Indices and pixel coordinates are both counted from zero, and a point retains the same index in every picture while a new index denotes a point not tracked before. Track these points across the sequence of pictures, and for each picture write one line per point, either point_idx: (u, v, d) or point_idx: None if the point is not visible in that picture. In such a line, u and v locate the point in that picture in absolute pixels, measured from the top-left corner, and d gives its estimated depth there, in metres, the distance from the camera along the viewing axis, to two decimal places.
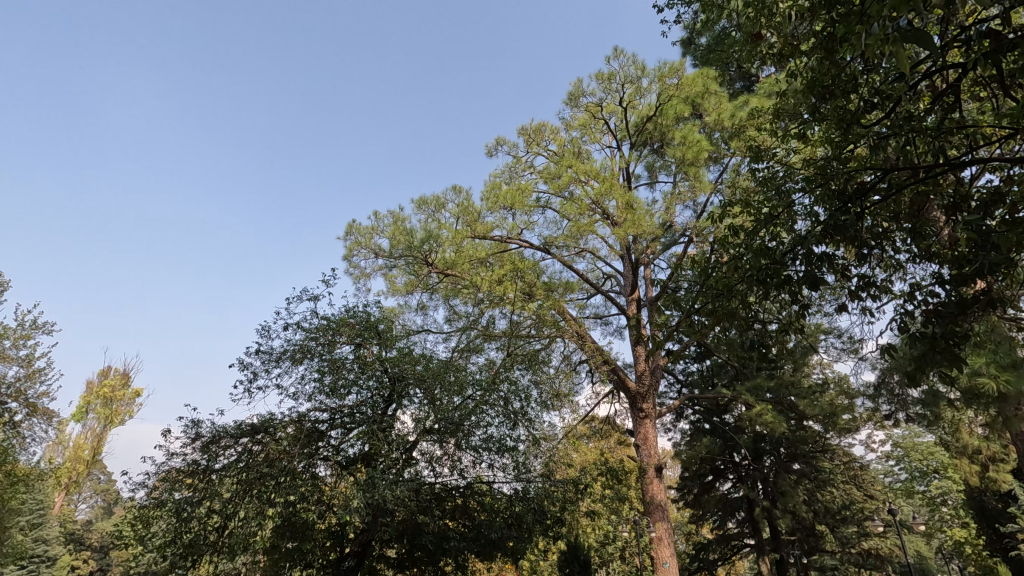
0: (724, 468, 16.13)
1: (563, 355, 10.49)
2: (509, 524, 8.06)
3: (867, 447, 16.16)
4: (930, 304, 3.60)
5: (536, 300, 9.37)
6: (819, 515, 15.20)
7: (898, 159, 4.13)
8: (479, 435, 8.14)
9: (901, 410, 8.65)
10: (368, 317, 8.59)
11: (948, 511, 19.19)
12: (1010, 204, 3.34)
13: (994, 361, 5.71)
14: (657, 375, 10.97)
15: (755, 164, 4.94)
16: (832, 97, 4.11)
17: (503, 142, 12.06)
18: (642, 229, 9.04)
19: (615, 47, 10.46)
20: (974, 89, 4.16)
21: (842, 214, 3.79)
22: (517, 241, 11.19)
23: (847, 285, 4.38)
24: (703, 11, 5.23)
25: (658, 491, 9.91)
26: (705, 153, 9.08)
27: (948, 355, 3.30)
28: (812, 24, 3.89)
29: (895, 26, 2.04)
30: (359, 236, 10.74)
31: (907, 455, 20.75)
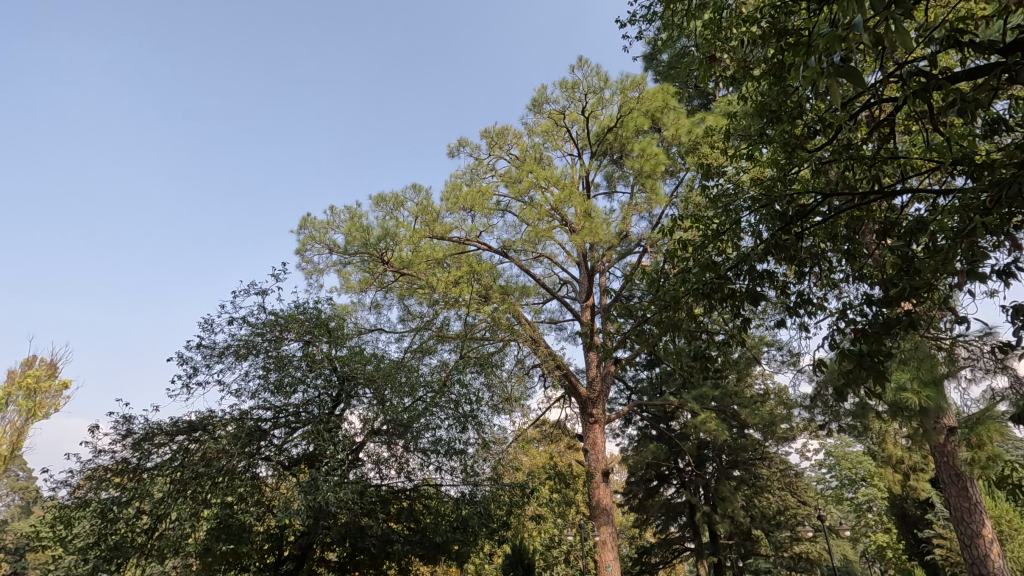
0: (668, 474, 16.63)
1: (517, 359, 10.53)
2: (454, 527, 7.90)
3: (802, 455, 16.90)
4: (859, 323, 3.82)
5: (491, 303, 9.31)
6: (756, 520, 15.77)
7: (837, 184, 4.36)
8: (428, 437, 8.05)
9: (834, 421, 9.10)
10: (318, 314, 8.36)
11: (873, 516, 20.27)
12: (932, 232, 3.58)
13: (917, 377, 6.16)
14: (608, 381, 11.05)
15: (707, 181, 5.10)
16: (779, 121, 4.30)
17: (465, 143, 12.07)
18: (599, 237, 9.20)
19: (579, 57, 10.65)
20: (908, 123, 4.43)
21: (783, 234, 4.00)
22: (475, 243, 11.17)
23: (786, 301, 4.59)
24: (664, 29, 5.37)
25: (605, 495, 10.06)
26: (662, 166, 9.31)
27: (874, 373, 3.50)
28: (764, 50, 4.05)
29: (829, 62, 2.12)
30: (314, 231, 10.49)
31: (838, 463, 21.83)
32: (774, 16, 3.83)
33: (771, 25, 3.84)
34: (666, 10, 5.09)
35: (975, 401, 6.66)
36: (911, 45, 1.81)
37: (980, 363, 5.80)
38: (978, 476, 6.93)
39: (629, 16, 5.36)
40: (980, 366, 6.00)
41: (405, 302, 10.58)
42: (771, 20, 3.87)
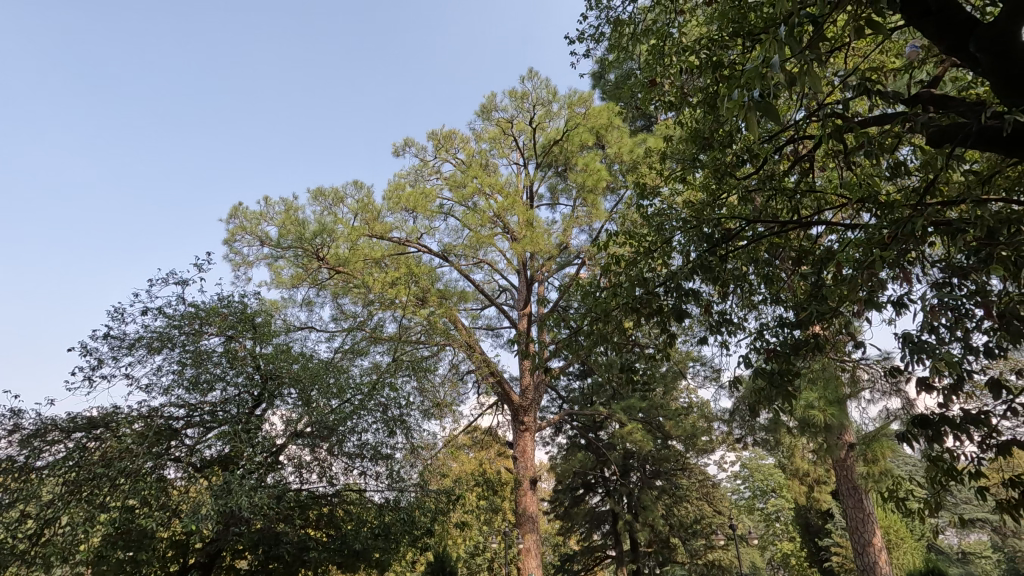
0: (594, 482, 17.00)
1: (451, 364, 10.47)
2: (375, 535, 7.66)
3: (720, 467, 17.72)
4: (771, 343, 4.08)
5: (428, 307, 9.18)
6: (674, 528, 16.35)
7: (761, 212, 4.64)
8: (353, 441, 7.83)
9: (749, 434, 9.62)
10: (244, 309, 7.95)
11: (780, 526, 21.56)
12: (839, 262, 3.88)
13: (823, 396, 6.66)
14: (541, 390, 11.20)
15: (643, 200, 5.28)
16: (710, 148, 4.53)
17: (411, 143, 11.95)
18: (539, 247, 9.32)
19: (529, 69, 10.80)
20: (825, 161, 4.78)
21: (710, 255, 4.22)
22: (415, 245, 11.02)
23: (709, 319, 4.82)
24: (611, 50, 5.54)
25: (531, 503, 10.12)
26: (603, 182, 9.48)
27: (783, 391, 3.74)
28: (702, 79, 4.26)
29: (749, 96, 2.17)
30: (245, 221, 10.00)
31: (752, 475, 23.05)
32: (710, 49, 4.03)
33: (708, 56, 4.04)
34: (613, 31, 5.26)
35: (873, 420, 7.23)
36: (822, 89, 1.92)
37: (878, 384, 6.31)
38: (871, 489, 7.53)
39: (578, 34, 5.49)
40: (877, 388, 6.52)
41: (339, 301, 10.30)
42: (708, 52, 4.08)
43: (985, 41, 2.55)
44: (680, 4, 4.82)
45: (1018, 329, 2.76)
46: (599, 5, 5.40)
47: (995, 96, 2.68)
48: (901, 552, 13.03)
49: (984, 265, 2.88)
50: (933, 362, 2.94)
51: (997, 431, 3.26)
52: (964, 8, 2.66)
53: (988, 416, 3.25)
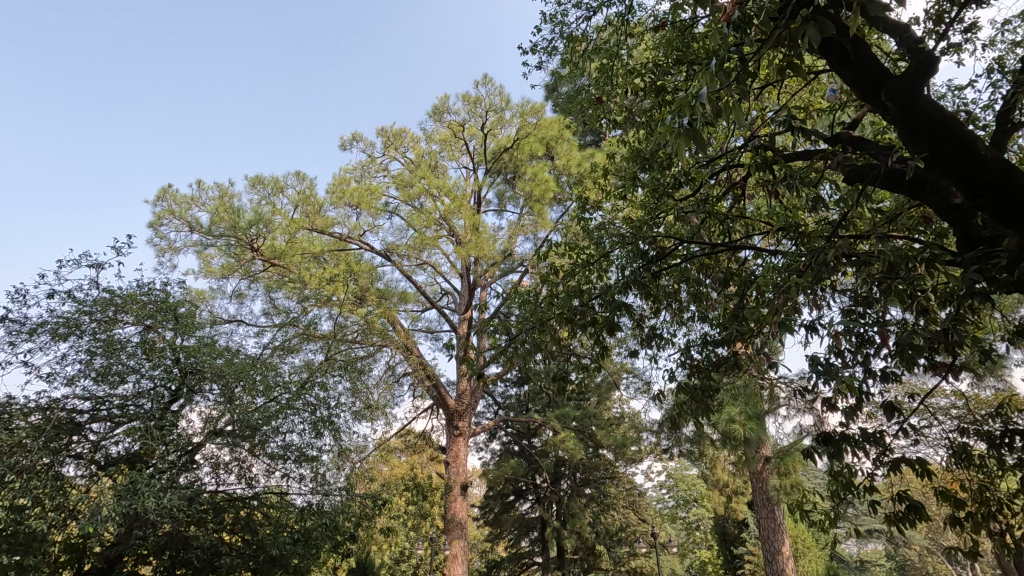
0: (525, 489, 17.14)
1: (387, 365, 10.27)
2: (294, 541, 7.19)
3: (647, 476, 18.25)
4: (696, 360, 4.26)
5: (366, 306, 8.95)
6: (600, 536, 16.66)
7: (695, 234, 4.84)
8: (276, 442, 7.49)
9: (674, 445, 9.97)
10: (166, 298, 7.51)
11: (700, 534, 22.43)
12: (761, 286, 4.12)
13: (743, 412, 6.98)
14: (477, 395, 11.14)
15: (586, 213, 5.39)
16: (650, 168, 4.69)
17: (359, 138, 11.70)
18: (484, 252, 9.34)
19: (484, 75, 10.87)
20: (755, 189, 5.05)
21: (643, 272, 4.38)
22: (357, 242, 10.75)
23: (640, 334, 4.97)
24: (563, 65, 5.64)
25: (460, 509, 10.06)
26: (550, 192, 9.65)
27: (702, 405, 3.91)
28: (646, 101, 4.40)
29: (680, 123, 2.26)
30: (173, 205, 9.44)
31: (676, 485, 23.91)
32: (653, 75, 4.20)
33: (653, 80, 4.19)
34: (566, 47, 5.37)
35: (787, 435, 7.66)
36: (744, 122, 2.03)
37: (793, 402, 6.70)
38: (782, 500, 7.98)
39: (532, 46, 5.56)
40: (793, 406, 6.92)
41: (273, 295, 9.88)
42: (654, 76, 4.23)
43: (895, 92, 2.82)
44: (631, 27, 4.99)
45: (911, 355, 3.01)
46: (553, 20, 5.50)
47: (902, 142, 2.95)
48: (807, 559, 13.87)
49: (884, 295, 3.14)
50: (837, 383, 3.16)
51: (890, 449, 3.53)
52: (877, 61, 2.93)
53: (881, 435, 3.53)
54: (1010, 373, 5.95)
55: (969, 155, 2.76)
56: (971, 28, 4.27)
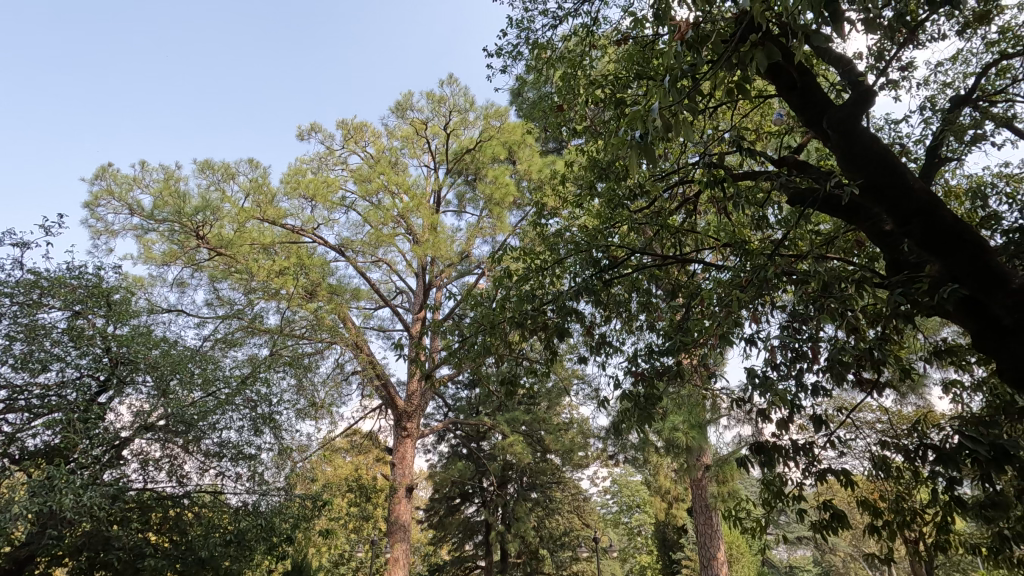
0: (471, 492, 17.10)
1: (336, 363, 10.05)
2: (226, 542, 6.88)
3: (592, 481, 18.52)
4: (642, 368, 4.34)
5: (316, 301, 8.72)
6: (543, 540, 16.78)
7: (647, 245, 4.95)
8: (212, 439, 7.17)
9: (619, 452, 10.15)
10: (98, 283, 7.05)
11: (641, 540, 22.91)
12: (705, 299, 4.27)
13: (686, 421, 7.18)
14: (427, 396, 11.01)
15: (543, 219, 5.44)
16: (607, 178, 4.78)
17: (318, 128, 11.43)
18: (441, 253, 9.27)
19: (449, 75, 10.83)
20: (706, 204, 5.22)
21: (595, 280, 4.46)
22: (310, 235, 10.45)
23: (590, 341, 5.04)
24: (528, 71, 5.67)
25: (405, 512, 9.88)
26: (510, 197, 9.68)
27: (644, 412, 4.00)
28: (606, 112, 4.48)
29: (633, 136, 2.28)
30: (113, 184, 8.93)
31: (621, 491, 24.33)
32: (614, 88, 4.28)
33: (613, 92, 4.28)
34: (531, 53, 5.40)
35: (727, 444, 7.90)
36: (692, 138, 2.08)
37: (734, 413, 6.92)
38: (718, 507, 8.26)
39: (497, 49, 5.57)
40: (733, 417, 7.15)
41: (217, 286, 9.45)
42: (614, 88, 4.32)
43: (835, 120, 2.99)
44: (595, 39, 5.08)
45: (839, 372, 3.17)
46: (520, 25, 5.54)
47: (840, 167, 3.12)
48: (740, 565, 14.36)
49: (817, 313, 3.30)
50: (771, 397, 3.29)
51: (817, 459, 3.72)
52: (821, 90, 3.10)
53: (810, 446, 3.70)
54: (929, 391, 6.35)
55: (898, 185, 2.94)
56: (907, 66, 4.56)
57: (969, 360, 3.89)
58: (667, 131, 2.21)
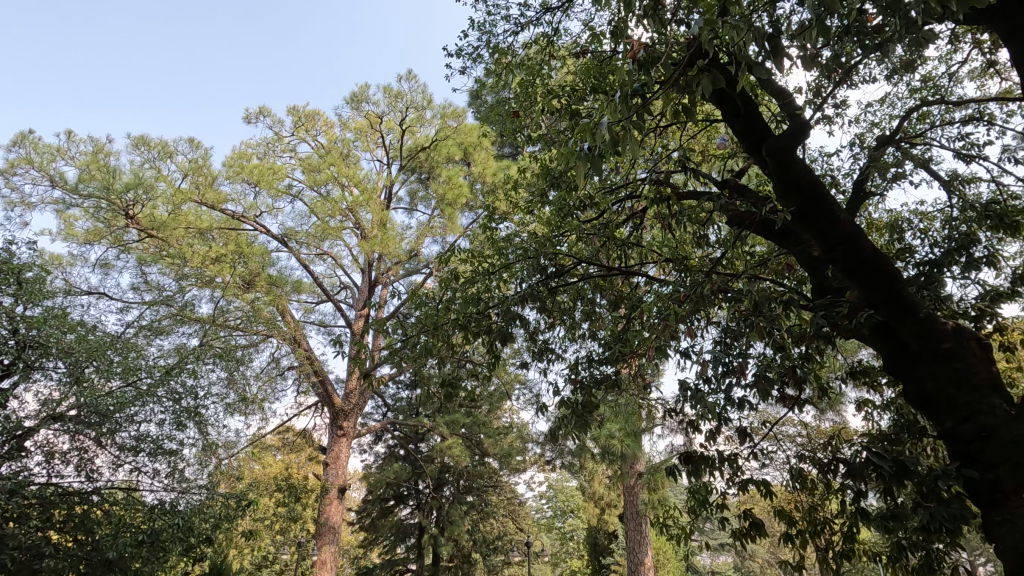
0: (406, 494, 16.83)
1: (271, 356, 9.67)
2: (138, 542, 6.35)
3: (529, 486, 18.62)
4: (581, 376, 4.42)
5: (254, 292, 8.39)
6: (477, 544, 16.68)
7: (594, 255, 5.05)
8: (129, 432, 6.71)
9: (557, 457, 10.26)
10: (10, 259, 6.50)
11: (574, 544, 23.24)
12: (645, 312, 4.40)
13: (621, 429, 7.35)
14: (366, 395, 10.76)
15: (494, 223, 5.45)
16: (558, 187, 4.85)
17: (267, 113, 11.01)
18: (389, 250, 9.10)
19: (408, 71, 10.70)
20: (652, 219, 5.38)
21: (541, 286, 4.50)
22: (252, 222, 10.03)
23: (533, 347, 5.07)
24: (486, 74, 5.69)
25: (336, 513, 9.59)
26: (463, 199, 9.67)
27: (581, 420, 4.07)
28: (561, 121, 4.54)
29: (582, 148, 2.31)
30: (33, 153, 8.26)
31: (556, 496, 24.58)
32: (570, 99, 4.35)
33: (569, 103, 4.36)
34: (491, 57, 5.42)
35: (659, 453, 8.14)
36: (638, 153, 2.13)
37: (667, 422, 7.14)
38: (648, 514, 8.49)
39: (457, 49, 5.55)
40: (666, 427, 7.38)
41: (145, 269, 8.88)
42: (570, 99, 4.39)
43: (773, 148, 3.16)
44: (555, 49, 5.15)
45: (764, 387, 3.34)
46: (481, 28, 5.54)
47: (775, 194, 3.31)
48: (665, 570, 14.84)
49: (748, 330, 3.46)
50: (701, 408, 3.43)
51: (740, 470, 3.89)
52: (762, 119, 3.27)
53: (733, 457, 3.87)
54: (844, 408, 6.79)
55: (826, 214, 3.13)
56: (840, 104, 4.88)
57: (881, 381, 4.18)
58: (615, 145, 2.24)
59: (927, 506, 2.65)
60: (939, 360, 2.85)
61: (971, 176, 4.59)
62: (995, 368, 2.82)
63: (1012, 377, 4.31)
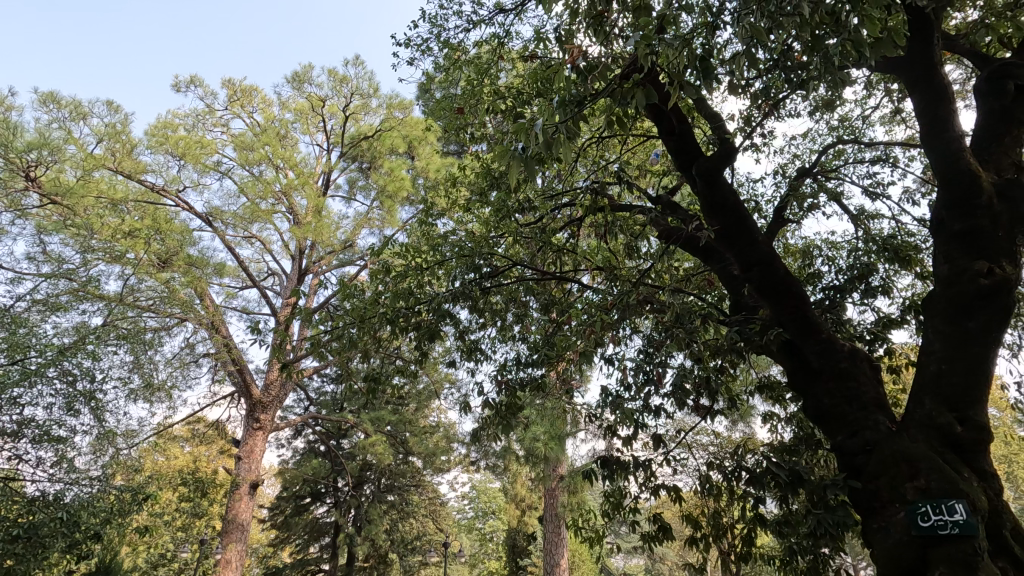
0: (324, 492, 16.23)
1: (186, 341, 9.06)
2: (13, 537, 5.74)
3: (451, 486, 18.48)
4: (507, 378, 4.43)
5: (170, 272, 7.83)
6: (395, 544, 16.31)
7: (529, 259, 5.09)
8: (10, 416, 6.10)
9: (482, 458, 10.23)
10: None
11: (493, 546, 23.26)
12: (573, 318, 4.48)
13: (546, 432, 7.42)
14: (288, 388, 10.30)
15: (432, 219, 5.38)
16: (499, 188, 4.86)
17: (198, 83, 10.35)
18: (322, 238, 8.78)
19: (355, 56, 10.40)
20: (588, 227, 5.50)
21: (474, 286, 4.48)
22: (173, 197, 9.38)
23: (462, 346, 5.02)
24: (435, 68, 5.62)
25: (245, 510, 9.12)
26: (404, 192, 9.50)
27: (504, 421, 4.06)
28: (506, 123, 4.56)
29: (520, 147, 2.32)
30: None
31: (478, 497, 24.51)
32: (515, 102, 4.38)
33: (515, 105, 4.39)
34: (441, 52, 5.37)
35: (581, 457, 8.29)
36: (572, 160, 2.16)
37: (590, 428, 7.30)
38: (566, 517, 8.60)
39: (406, 39, 5.46)
40: (590, 431, 7.53)
41: (45, 238, 8.08)
42: (516, 102, 4.41)
43: (703, 169, 3.31)
44: (506, 52, 5.18)
45: (680, 397, 3.47)
46: (432, 22, 5.48)
47: (702, 213, 3.47)
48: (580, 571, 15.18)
49: (669, 341, 3.59)
50: (619, 414, 3.53)
51: (653, 475, 4.02)
52: (695, 140, 3.42)
53: (648, 463, 4.00)
54: (754, 420, 7.20)
55: (746, 236, 3.31)
56: (768, 134, 5.19)
57: (785, 396, 4.48)
58: (549, 149, 2.26)
59: (815, 513, 2.86)
60: (835, 378, 3.08)
61: (876, 213, 5.00)
62: (882, 388, 3.07)
63: (897, 398, 4.74)
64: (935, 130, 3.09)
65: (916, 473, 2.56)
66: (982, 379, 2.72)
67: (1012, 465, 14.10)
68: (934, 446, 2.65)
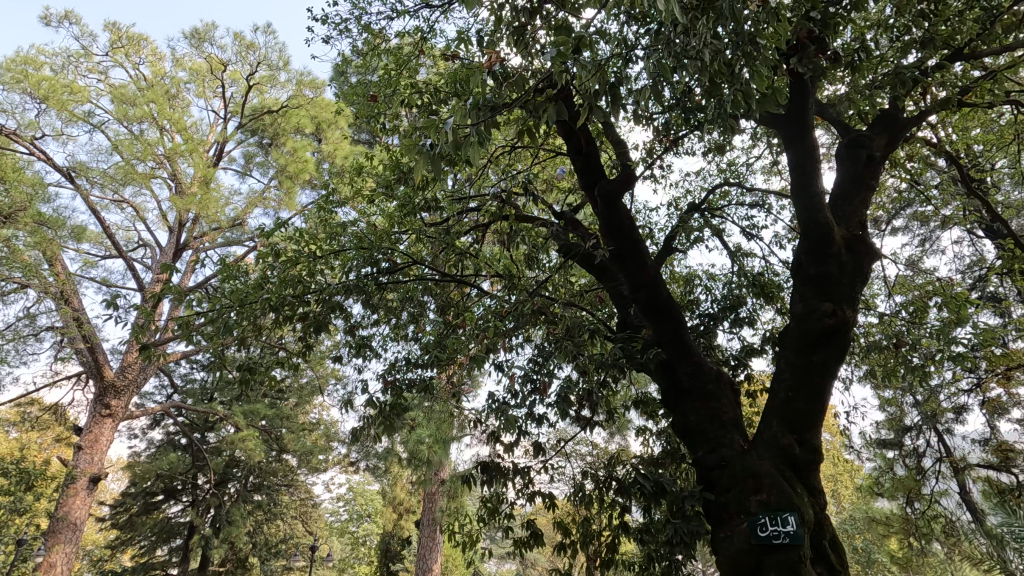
0: (180, 489, 14.77)
1: (24, 310, 7.87)
2: None
3: (326, 487, 17.62)
4: (395, 378, 4.29)
5: (13, 228, 6.77)
6: (257, 547, 15.21)
7: (430, 259, 5.00)
8: None
9: (362, 459, 9.86)
10: None
11: (365, 550, 22.47)
12: (469, 322, 4.46)
13: (431, 435, 7.30)
14: (148, 372, 9.26)
15: (332, 206, 5.12)
16: (407, 184, 4.74)
17: (74, 20, 9.12)
18: (208, 212, 8.05)
19: (267, 24, 9.73)
20: (492, 234, 5.52)
21: (370, 280, 4.31)
22: (26, 144, 8.14)
23: (352, 342, 4.79)
24: (352, 51, 5.39)
25: (80, 507, 8.03)
26: (305, 174, 9.01)
27: (387, 422, 3.93)
28: (420, 119, 4.47)
29: (428, 144, 2.28)
30: None
31: (354, 499, 23.61)
32: (432, 99, 4.31)
33: (432, 103, 4.32)
34: (360, 36, 5.17)
35: (464, 462, 8.26)
36: (479, 163, 2.15)
37: (475, 433, 7.31)
38: (443, 522, 8.50)
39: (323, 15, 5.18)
40: (475, 436, 7.54)
41: None
42: (433, 99, 4.33)
43: (605, 190, 3.46)
44: (428, 48, 5.10)
45: (563, 408, 3.58)
46: (354, 3, 5.25)
47: (601, 233, 3.62)
48: None
49: (558, 352, 3.70)
50: (504, 422, 3.56)
51: (531, 483, 4.08)
52: (600, 163, 3.58)
53: (527, 470, 4.06)
54: (629, 432, 7.61)
55: (637, 258, 3.50)
56: (666, 168, 5.56)
57: (658, 412, 4.78)
58: (459, 150, 2.24)
59: (673, 522, 3.07)
60: (702, 398, 3.34)
61: (750, 251, 5.52)
62: (740, 410, 3.38)
63: (752, 419, 5.23)
64: (803, 183, 3.48)
65: (760, 487, 2.85)
66: (820, 406, 3.09)
67: (836, 483, 16.22)
68: (777, 464, 2.97)
